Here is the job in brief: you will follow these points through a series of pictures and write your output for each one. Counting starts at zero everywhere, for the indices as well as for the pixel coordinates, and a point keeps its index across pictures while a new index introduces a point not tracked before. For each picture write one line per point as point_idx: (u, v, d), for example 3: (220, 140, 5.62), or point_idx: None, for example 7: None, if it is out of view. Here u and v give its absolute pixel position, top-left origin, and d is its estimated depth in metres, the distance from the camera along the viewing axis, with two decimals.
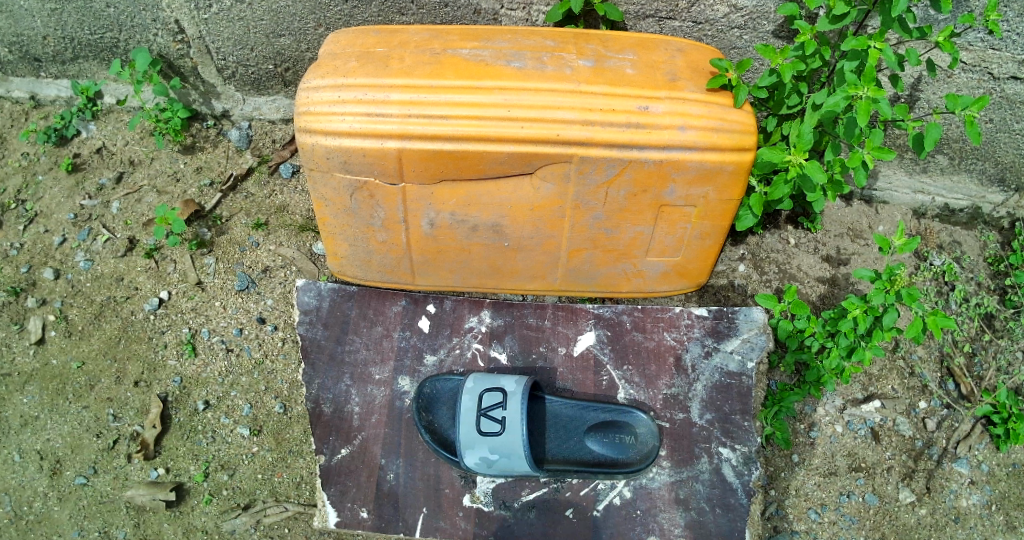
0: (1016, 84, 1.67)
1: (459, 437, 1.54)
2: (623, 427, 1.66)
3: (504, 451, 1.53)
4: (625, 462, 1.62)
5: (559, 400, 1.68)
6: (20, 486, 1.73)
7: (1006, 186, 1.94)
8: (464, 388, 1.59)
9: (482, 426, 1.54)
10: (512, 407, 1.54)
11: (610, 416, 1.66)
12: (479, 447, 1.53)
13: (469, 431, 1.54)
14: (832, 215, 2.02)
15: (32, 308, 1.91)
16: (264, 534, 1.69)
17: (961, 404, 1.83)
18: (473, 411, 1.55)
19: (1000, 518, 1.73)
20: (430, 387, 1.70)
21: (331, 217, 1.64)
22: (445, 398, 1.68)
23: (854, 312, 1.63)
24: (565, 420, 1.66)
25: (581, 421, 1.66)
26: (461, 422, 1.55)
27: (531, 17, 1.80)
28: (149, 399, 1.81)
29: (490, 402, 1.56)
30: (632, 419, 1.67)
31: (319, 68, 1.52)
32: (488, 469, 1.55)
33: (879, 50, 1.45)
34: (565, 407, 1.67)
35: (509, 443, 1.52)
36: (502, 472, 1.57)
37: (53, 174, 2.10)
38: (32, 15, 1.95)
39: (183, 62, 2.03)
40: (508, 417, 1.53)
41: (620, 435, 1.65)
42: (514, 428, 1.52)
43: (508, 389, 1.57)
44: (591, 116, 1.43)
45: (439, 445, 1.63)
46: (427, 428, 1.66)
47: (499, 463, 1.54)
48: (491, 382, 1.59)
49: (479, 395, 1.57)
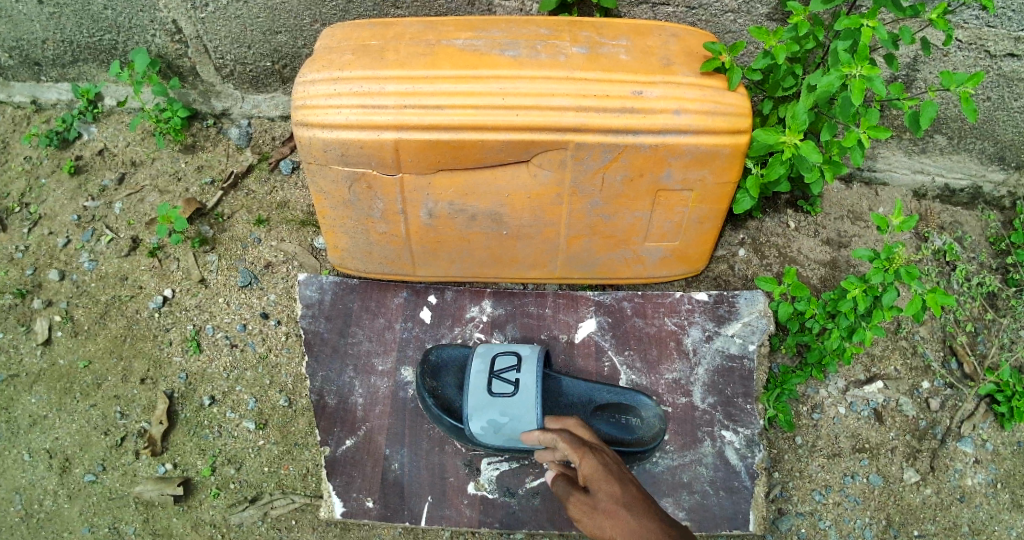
0: (1013, 61, 1.67)
1: (469, 398, 1.52)
2: (632, 409, 1.61)
3: (513, 414, 1.49)
4: (633, 442, 1.56)
5: (569, 377, 1.65)
6: (30, 484, 1.75)
7: (1006, 164, 1.94)
8: (477, 352, 1.59)
9: (493, 387, 1.52)
10: (526, 370, 1.54)
11: (619, 398, 1.62)
12: (489, 409, 1.51)
13: (480, 391, 1.53)
14: (831, 197, 2.01)
15: (38, 309, 1.93)
16: (273, 526, 1.71)
17: (965, 383, 1.83)
18: (486, 373, 1.55)
19: (1006, 496, 1.74)
20: (437, 355, 1.69)
21: (330, 209, 1.64)
22: (452, 367, 1.67)
23: (853, 293, 1.61)
24: (575, 397, 1.62)
25: (590, 400, 1.62)
26: (473, 382, 1.54)
27: (526, 7, 1.80)
28: (156, 395, 1.83)
29: (504, 365, 1.56)
30: (639, 403, 1.62)
31: (315, 62, 1.53)
32: (494, 433, 1.51)
33: (873, 29, 1.43)
34: (574, 385, 1.64)
35: (521, 405, 1.49)
36: (509, 441, 1.52)
37: (56, 177, 2.11)
38: (31, 20, 1.97)
39: (182, 62, 2.04)
40: (521, 379, 1.52)
41: (627, 417, 1.60)
42: (527, 390, 1.51)
43: (523, 354, 1.58)
44: (587, 102, 1.43)
45: (443, 411, 1.60)
46: (433, 393, 1.62)
47: (508, 427, 1.50)
48: (503, 347, 1.60)
49: (491, 357, 1.58)
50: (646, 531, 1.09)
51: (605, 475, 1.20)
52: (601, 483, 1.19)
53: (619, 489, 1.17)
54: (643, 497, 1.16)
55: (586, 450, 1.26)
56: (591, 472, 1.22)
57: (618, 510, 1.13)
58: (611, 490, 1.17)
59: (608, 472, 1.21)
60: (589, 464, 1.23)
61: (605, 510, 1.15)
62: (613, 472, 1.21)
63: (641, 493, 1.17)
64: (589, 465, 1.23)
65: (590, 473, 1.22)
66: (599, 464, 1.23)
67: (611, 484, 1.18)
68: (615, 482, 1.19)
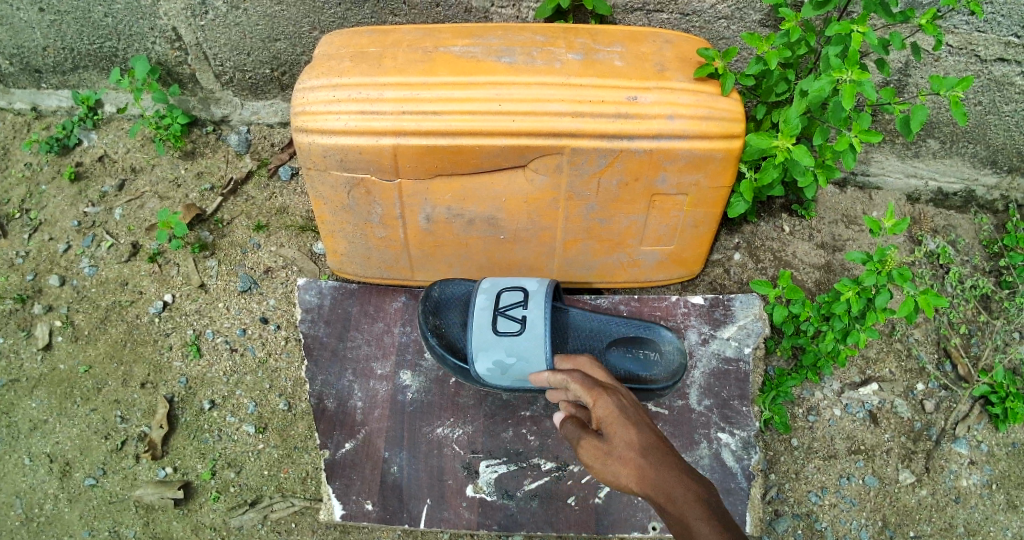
0: (1003, 66, 1.69)
1: (473, 337, 1.49)
2: (650, 343, 1.56)
3: (520, 354, 1.46)
4: (651, 379, 1.51)
5: (582, 312, 1.60)
6: (31, 488, 1.76)
7: (998, 168, 1.96)
8: (481, 288, 1.55)
9: (498, 325, 1.48)
10: (534, 306, 1.50)
11: (636, 331, 1.56)
12: (494, 349, 1.47)
13: (484, 329, 1.49)
14: (826, 201, 2.03)
15: (39, 314, 1.94)
16: (272, 529, 1.72)
17: (959, 385, 1.84)
18: (491, 310, 1.51)
19: (1001, 497, 1.75)
20: (439, 291, 1.65)
21: (329, 214, 1.66)
22: (456, 303, 1.64)
23: (846, 295, 1.63)
24: (589, 331, 1.58)
25: (605, 334, 1.57)
26: (476, 321, 1.50)
27: (522, 14, 1.83)
28: (156, 400, 1.84)
29: (509, 301, 1.52)
30: (659, 337, 1.56)
31: (314, 69, 1.54)
32: (501, 374, 1.48)
33: (863, 34, 1.45)
34: (588, 319, 1.59)
35: (528, 345, 1.45)
36: (517, 382, 1.49)
37: (56, 183, 2.12)
38: (32, 27, 1.99)
39: (181, 69, 2.06)
40: (528, 317, 1.48)
41: (646, 351, 1.55)
42: (535, 328, 1.46)
43: (531, 289, 1.53)
44: (582, 108, 1.45)
45: (446, 349, 1.58)
46: (435, 331, 1.60)
47: (515, 368, 1.46)
48: (510, 282, 1.55)
49: (495, 294, 1.54)
50: (664, 480, 1.07)
51: (622, 419, 1.17)
52: (617, 427, 1.15)
53: (636, 435, 1.14)
54: (661, 444, 1.13)
55: (601, 392, 1.22)
56: (607, 414, 1.18)
57: (635, 457, 1.11)
58: (628, 435, 1.14)
59: (625, 416, 1.17)
60: (605, 407, 1.19)
61: (621, 456, 1.12)
62: (630, 415, 1.18)
63: (659, 439, 1.14)
64: (605, 407, 1.19)
65: (606, 415, 1.18)
66: (615, 407, 1.19)
67: (628, 428, 1.15)
68: (631, 426, 1.15)
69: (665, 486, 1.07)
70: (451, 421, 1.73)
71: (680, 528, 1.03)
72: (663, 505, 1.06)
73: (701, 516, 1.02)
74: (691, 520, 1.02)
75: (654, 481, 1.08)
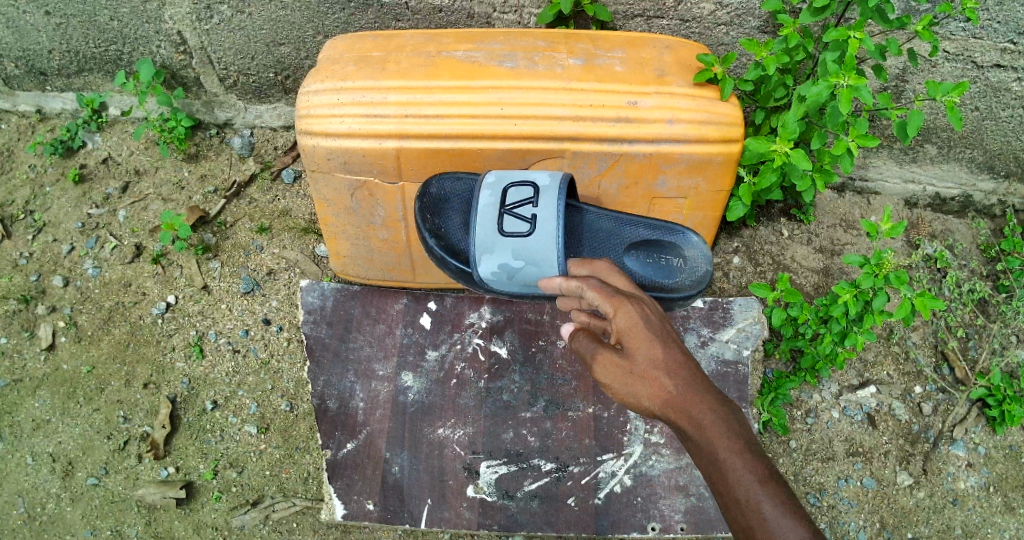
0: (999, 72, 1.71)
1: (478, 237, 1.39)
2: (671, 249, 1.42)
3: (529, 258, 1.35)
4: (673, 288, 1.39)
5: (597, 212, 1.47)
6: (34, 488, 1.77)
7: (996, 173, 1.98)
8: (485, 184, 1.43)
9: (507, 224, 1.37)
10: (545, 204, 1.38)
11: (656, 234, 1.44)
12: (502, 252, 1.37)
13: (489, 229, 1.38)
14: (824, 206, 2.05)
15: (42, 315, 1.95)
16: (274, 529, 1.73)
17: (957, 388, 1.85)
18: (497, 209, 1.39)
19: (998, 499, 1.76)
20: (437, 188, 1.50)
21: (332, 216, 1.68)
22: (456, 200, 1.49)
23: (844, 298, 1.64)
24: (603, 234, 1.46)
25: (621, 237, 1.45)
26: (481, 221, 1.39)
27: (524, 20, 1.85)
28: (158, 400, 1.85)
29: (518, 198, 1.40)
30: (682, 241, 1.43)
31: (318, 72, 1.56)
32: (507, 279, 1.39)
33: (860, 40, 1.47)
34: (602, 220, 1.46)
35: (538, 248, 1.35)
36: (524, 287, 1.41)
37: (61, 185, 2.14)
38: (38, 30, 2.01)
39: (186, 72, 2.08)
40: (539, 216, 1.37)
41: (666, 258, 1.42)
42: (546, 228, 1.36)
43: (541, 185, 1.40)
44: (582, 112, 1.48)
45: (446, 253, 1.46)
46: (433, 233, 1.47)
47: (523, 273, 1.37)
48: (517, 176, 1.42)
49: (502, 188, 1.41)
50: (693, 408, 1.05)
51: (646, 333, 1.09)
52: (641, 343, 1.09)
53: (662, 354, 1.08)
54: (686, 362, 1.09)
55: (622, 299, 1.13)
56: (629, 326, 1.10)
57: (662, 379, 1.08)
58: (653, 354, 1.08)
59: (649, 330, 1.10)
60: (627, 315, 1.10)
61: (644, 376, 1.09)
62: (654, 329, 1.10)
63: (684, 358, 1.10)
64: (627, 318, 1.10)
65: (627, 327, 1.10)
66: (637, 317, 1.10)
67: (654, 346, 1.09)
68: (655, 343, 1.09)
69: (694, 415, 1.05)
70: (452, 422, 1.74)
71: (711, 461, 1.03)
72: (691, 433, 1.05)
73: (735, 452, 1.01)
74: (727, 459, 1.01)
75: (682, 407, 1.06)
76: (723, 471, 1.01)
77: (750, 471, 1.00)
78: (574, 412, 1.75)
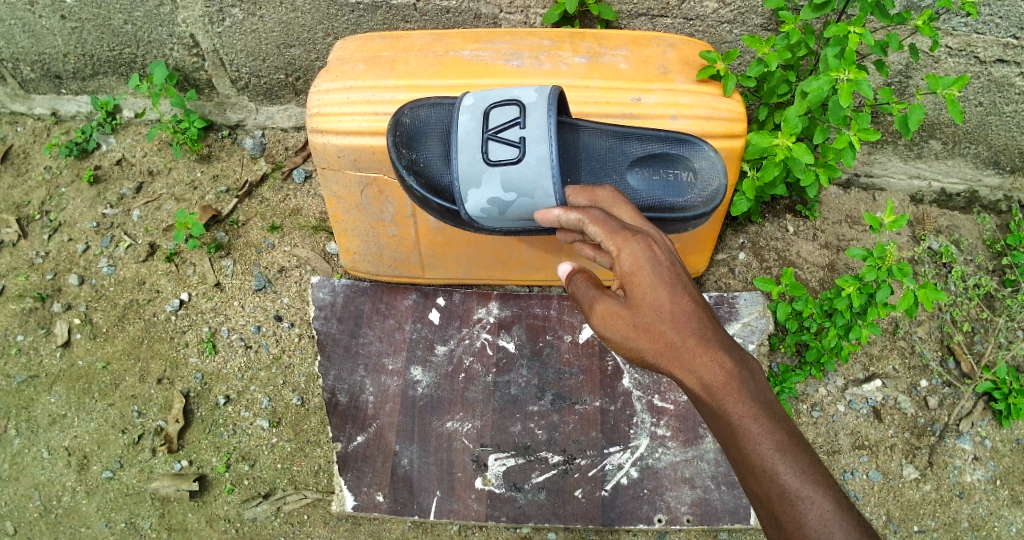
0: (1003, 67, 1.72)
1: (463, 169, 1.35)
2: (679, 162, 1.42)
3: (522, 189, 1.33)
4: (683, 206, 1.41)
5: (593, 129, 1.43)
6: (49, 481, 1.80)
7: (1001, 168, 1.99)
8: (465, 107, 1.37)
9: (494, 151, 1.33)
10: (533, 124, 1.33)
11: (663, 147, 1.42)
12: (491, 185, 1.34)
13: (475, 160, 1.34)
14: (830, 201, 2.06)
15: (58, 312, 1.99)
16: (285, 521, 1.75)
17: (963, 382, 1.86)
18: (480, 135, 1.35)
19: (1005, 492, 1.76)
20: (412, 118, 1.44)
21: (343, 213, 1.70)
22: (432, 129, 1.43)
23: (847, 290, 1.66)
24: (603, 155, 1.42)
25: (622, 156, 1.42)
26: (465, 151, 1.34)
27: (530, 20, 1.88)
28: (172, 395, 1.88)
29: (503, 121, 1.35)
30: (691, 152, 1.42)
31: (328, 72, 1.59)
32: (499, 214, 1.37)
33: (860, 34, 1.49)
34: (600, 141, 1.42)
35: (530, 177, 1.32)
36: (516, 220, 1.39)
37: (75, 186, 2.17)
38: (54, 34, 2.05)
39: (199, 75, 2.13)
40: (528, 138, 1.32)
41: (675, 172, 1.42)
42: (536, 152, 1.32)
43: (528, 102, 1.35)
44: (587, 109, 1.51)
45: (428, 192, 1.42)
46: (410, 168, 1.42)
47: (516, 205, 1.35)
48: (499, 97, 1.37)
49: (483, 113, 1.36)
50: (702, 366, 1.04)
51: (652, 279, 1.10)
52: (646, 288, 1.09)
53: (668, 301, 1.09)
54: (696, 314, 1.08)
55: (626, 238, 1.13)
56: (634, 271, 1.11)
57: (667, 333, 1.07)
58: (659, 301, 1.09)
59: (656, 275, 1.10)
60: (632, 257, 1.11)
61: (650, 328, 1.08)
62: (661, 274, 1.10)
63: (693, 308, 1.09)
64: (632, 260, 1.11)
65: (632, 270, 1.11)
66: (642, 260, 1.11)
67: (659, 294, 1.09)
68: (661, 287, 1.09)
69: (704, 376, 1.03)
70: (461, 415, 1.76)
71: (723, 424, 1.00)
72: (701, 394, 1.04)
73: (749, 417, 0.99)
74: (741, 423, 0.98)
75: (689, 362, 1.05)
76: (737, 437, 0.98)
77: (768, 437, 0.97)
78: (581, 405, 1.77)
